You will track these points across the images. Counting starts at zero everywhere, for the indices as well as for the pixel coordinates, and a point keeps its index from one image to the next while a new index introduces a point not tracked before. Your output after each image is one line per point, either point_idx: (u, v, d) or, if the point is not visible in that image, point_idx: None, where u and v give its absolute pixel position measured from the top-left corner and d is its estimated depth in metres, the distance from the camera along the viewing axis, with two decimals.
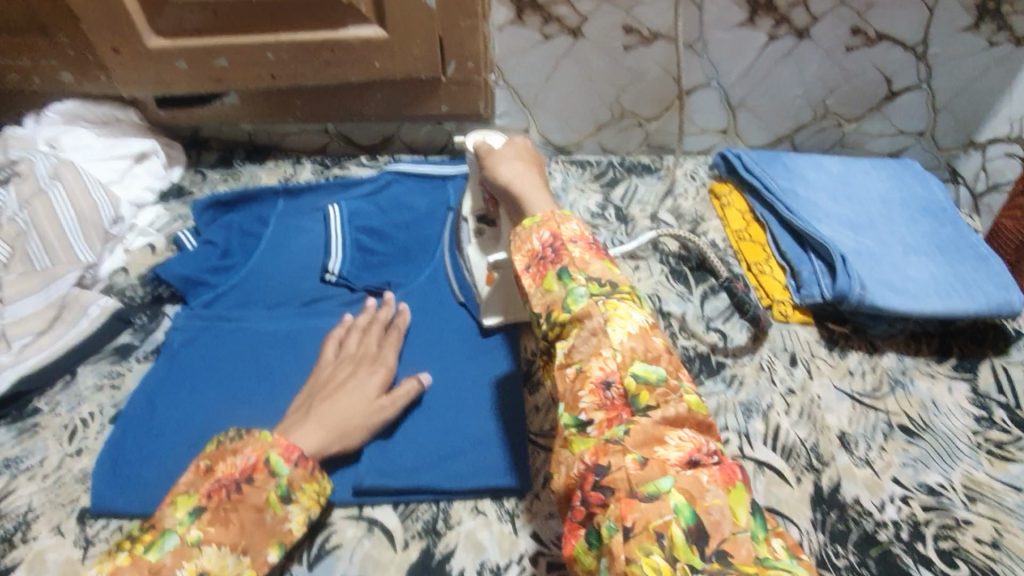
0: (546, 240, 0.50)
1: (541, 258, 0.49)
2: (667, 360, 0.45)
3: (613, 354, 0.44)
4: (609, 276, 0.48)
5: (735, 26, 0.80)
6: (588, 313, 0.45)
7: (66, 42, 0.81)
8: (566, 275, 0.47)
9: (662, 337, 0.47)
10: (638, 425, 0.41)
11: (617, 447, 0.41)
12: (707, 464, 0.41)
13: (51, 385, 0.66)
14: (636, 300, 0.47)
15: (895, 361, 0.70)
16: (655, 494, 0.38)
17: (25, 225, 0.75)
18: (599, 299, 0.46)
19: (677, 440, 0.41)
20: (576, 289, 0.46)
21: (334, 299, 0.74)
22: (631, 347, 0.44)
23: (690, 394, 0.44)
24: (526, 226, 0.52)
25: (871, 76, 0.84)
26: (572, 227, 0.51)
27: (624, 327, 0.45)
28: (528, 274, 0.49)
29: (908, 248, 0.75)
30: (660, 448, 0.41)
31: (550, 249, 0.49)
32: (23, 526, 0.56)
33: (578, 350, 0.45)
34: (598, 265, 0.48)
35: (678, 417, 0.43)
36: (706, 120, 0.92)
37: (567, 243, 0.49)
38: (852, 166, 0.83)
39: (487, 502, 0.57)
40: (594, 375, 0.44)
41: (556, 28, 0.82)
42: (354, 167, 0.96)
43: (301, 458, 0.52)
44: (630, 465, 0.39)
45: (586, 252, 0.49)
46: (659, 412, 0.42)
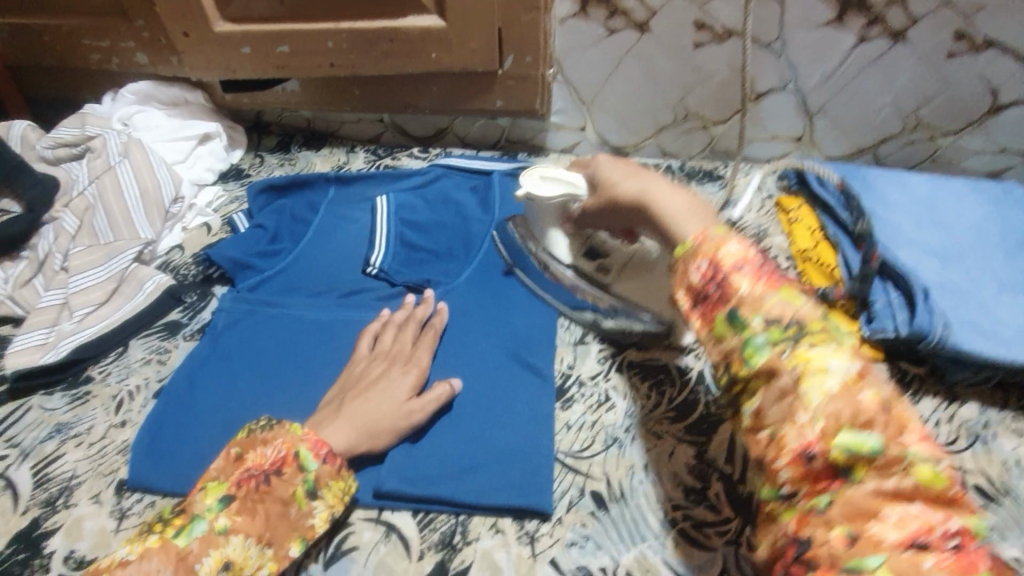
0: (707, 273, 0.43)
1: (704, 295, 0.43)
2: (884, 422, 0.36)
3: (811, 420, 0.37)
4: (792, 314, 0.40)
5: (821, 26, 0.73)
6: (774, 369, 0.39)
7: (142, 25, 0.84)
8: (739, 319, 0.41)
9: (875, 390, 0.38)
10: (847, 497, 0.35)
11: (819, 519, 0.36)
12: (938, 548, 0.33)
13: (105, 355, 0.69)
14: (832, 341, 0.39)
15: (976, 413, 0.63)
16: (862, 573, 0.33)
17: (93, 200, 0.79)
18: (785, 348, 0.39)
19: (898, 516, 0.34)
20: (754, 337, 0.40)
21: (372, 292, 0.73)
22: (835, 411, 0.36)
23: (920, 462, 0.35)
24: (681, 257, 0.46)
25: (972, 87, 0.74)
26: (734, 248, 0.44)
27: (822, 384, 0.37)
28: (694, 314, 0.44)
29: (1004, 285, 0.66)
30: (876, 525, 0.34)
31: (713, 283, 0.43)
32: (66, 491, 0.59)
33: (768, 412, 0.38)
34: (776, 299, 0.41)
35: (902, 490, 0.35)
36: (780, 127, 0.84)
37: (732, 274, 0.42)
38: (943, 188, 0.75)
39: (507, 521, 0.55)
40: (791, 445, 0.37)
41: (622, 22, 0.77)
42: (406, 159, 0.94)
43: (329, 455, 0.52)
44: (835, 541, 0.34)
45: (757, 283, 0.42)
46: (876, 484, 0.35)
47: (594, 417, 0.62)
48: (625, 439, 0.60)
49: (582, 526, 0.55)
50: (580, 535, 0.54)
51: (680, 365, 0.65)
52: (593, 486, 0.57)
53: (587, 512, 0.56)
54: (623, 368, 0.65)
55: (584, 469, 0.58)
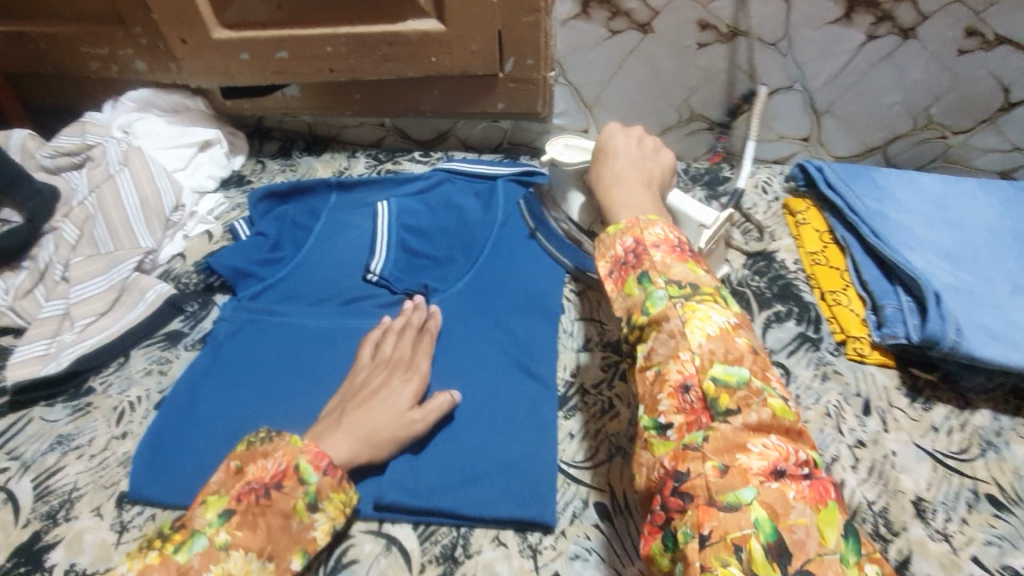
0: (629, 246, 0.50)
1: (623, 263, 0.49)
2: (751, 361, 0.43)
3: (691, 358, 0.43)
4: (691, 279, 0.46)
5: (828, 24, 0.71)
6: (666, 316, 0.44)
7: (140, 32, 0.83)
8: (647, 279, 0.47)
9: (747, 338, 0.44)
10: (718, 432, 0.40)
11: (695, 453, 0.40)
12: (795, 476, 0.38)
13: (106, 365, 0.69)
14: (719, 301, 0.45)
15: (989, 420, 0.61)
16: (736, 504, 0.37)
17: (94, 209, 0.79)
18: (678, 302, 0.45)
19: (761, 448, 0.39)
20: (655, 292, 0.46)
21: (373, 299, 0.72)
22: (710, 349, 0.42)
23: (775, 398, 0.41)
24: (610, 232, 0.52)
25: (985, 84, 0.72)
26: (656, 231, 0.50)
27: (703, 329, 0.43)
28: (610, 279, 0.50)
29: (1018, 287, 0.64)
30: (742, 455, 0.39)
31: (632, 254, 0.49)
32: (67, 503, 0.59)
33: (657, 353, 0.44)
34: (681, 268, 0.47)
35: (762, 423, 0.40)
36: (787, 127, 0.83)
37: (650, 247, 0.48)
38: (956, 187, 0.73)
39: (510, 534, 0.55)
40: (672, 379, 0.43)
41: (624, 22, 0.76)
42: (407, 163, 0.93)
43: (330, 466, 0.51)
44: (709, 473, 0.38)
45: (669, 256, 0.48)
46: (741, 417, 0.40)
47: (598, 426, 0.61)
48: (629, 449, 0.59)
49: (586, 538, 0.54)
50: (583, 547, 0.53)
51: None
52: (597, 497, 0.56)
53: (590, 524, 0.55)
54: (628, 375, 0.64)
55: (588, 479, 0.58)
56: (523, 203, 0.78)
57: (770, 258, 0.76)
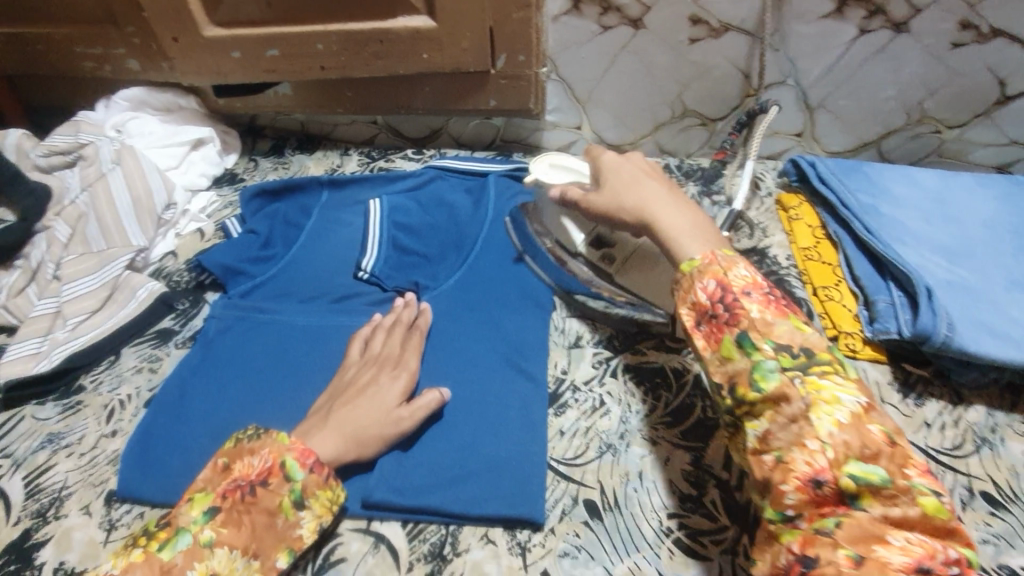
0: (712, 291, 0.49)
1: (712, 315, 0.48)
2: (889, 456, 0.42)
3: (822, 448, 0.42)
4: (800, 342, 0.46)
5: (821, 19, 0.71)
6: (783, 395, 0.44)
7: (132, 31, 0.83)
8: (750, 344, 0.46)
9: (881, 424, 0.43)
10: (855, 521, 0.41)
11: (825, 540, 0.40)
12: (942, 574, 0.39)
13: (96, 363, 0.69)
14: (841, 372, 0.45)
15: (984, 416, 0.61)
16: None
17: (86, 208, 0.79)
18: (797, 377, 0.44)
19: (902, 542, 0.40)
20: (765, 363, 0.45)
21: (364, 297, 0.72)
22: (844, 441, 0.42)
23: (928, 495, 0.41)
24: (685, 273, 0.51)
25: (979, 77, 0.72)
26: (741, 273, 0.49)
27: (833, 416, 0.42)
28: (700, 333, 0.49)
29: (1013, 282, 0.64)
30: (881, 547, 0.39)
31: (721, 304, 0.48)
32: (57, 501, 0.59)
33: (776, 437, 0.44)
34: (785, 327, 0.46)
35: (906, 518, 0.41)
36: (780, 122, 0.82)
37: (741, 296, 0.47)
38: (951, 182, 0.72)
39: (498, 531, 0.54)
40: (799, 470, 0.42)
41: (615, 18, 0.75)
42: (399, 161, 0.93)
43: (316, 464, 0.51)
44: (842, 561, 0.39)
45: (765, 310, 0.47)
46: (881, 511, 0.41)
47: (588, 423, 0.61)
48: (619, 446, 0.59)
49: (574, 535, 0.54)
50: (572, 545, 0.53)
51: (676, 369, 0.63)
52: (586, 495, 0.56)
53: (580, 521, 0.55)
54: (618, 372, 0.64)
55: (578, 476, 0.57)
56: (506, 220, 0.76)
57: (763, 254, 0.76)
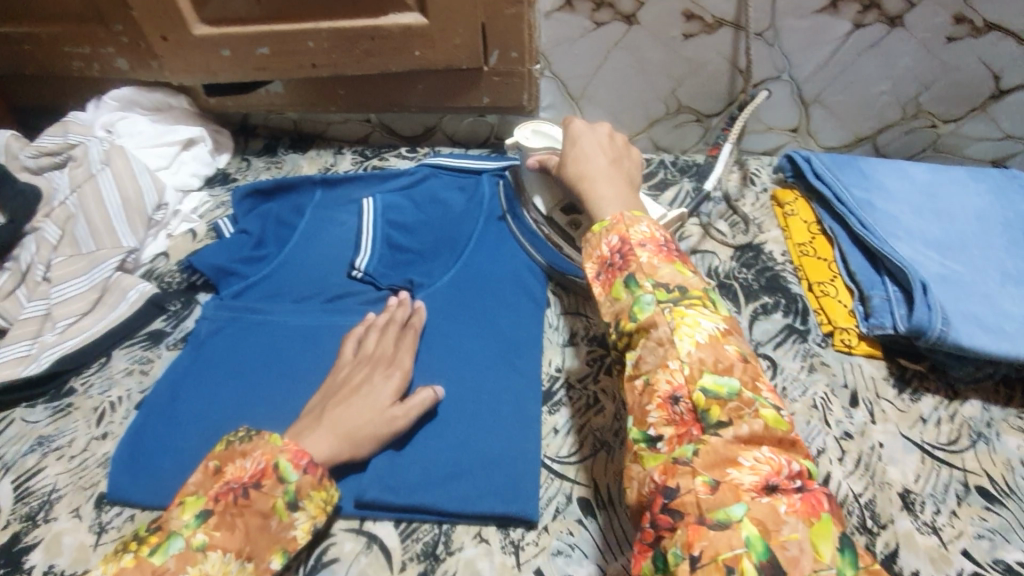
0: (615, 245, 0.48)
1: (609, 264, 0.48)
2: (741, 370, 0.41)
3: (680, 367, 0.41)
4: (680, 282, 0.45)
5: (814, 13, 0.70)
6: (654, 323, 0.43)
7: (121, 30, 0.82)
8: (634, 283, 0.45)
9: (737, 344, 0.43)
10: (709, 446, 0.39)
11: (686, 469, 0.38)
12: (786, 490, 0.37)
13: (86, 366, 0.69)
14: (708, 305, 0.44)
15: (979, 411, 0.61)
16: (725, 522, 0.35)
17: (75, 210, 0.78)
18: (667, 307, 0.43)
19: (752, 462, 0.38)
20: (643, 297, 0.44)
21: (358, 296, 0.72)
22: (700, 358, 0.41)
23: (766, 408, 0.40)
24: (595, 231, 0.50)
25: (974, 71, 0.72)
26: (642, 229, 0.48)
27: (692, 336, 0.42)
28: (598, 281, 0.48)
29: (1007, 276, 0.64)
30: (734, 470, 0.38)
31: (618, 254, 0.47)
32: (47, 505, 0.59)
33: (646, 362, 0.43)
34: (668, 270, 0.45)
35: (753, 435, 0.39)
36: (775, 118, 0.82)
37: (635, 247, 0.47)
38: (945, 176, 0.72)
39: (492, 530, 0.54)
40: (661, 389, 0.42)
41: (608, 14, 0.75)
42: (393, 159, 0.92)
43: (310, 465, 0.50)
44: (699, 489, 0.37)
45: (656, 256, 0.46)
46: (733, 430, 0.39)
47: (582, 421, 0.60)
48: (614, 443, 0.58)
49: (569, 534, 0.53)
50: (566, 543, 0.53)
51: None
52: (581, 493, 0.56)
53: (574, 519, 0.54)
54: (613, 369, 0.64)
55: (572, 475, 0.57)
56: (500, 188, 0.78)
57: (757, 249, 0.75)
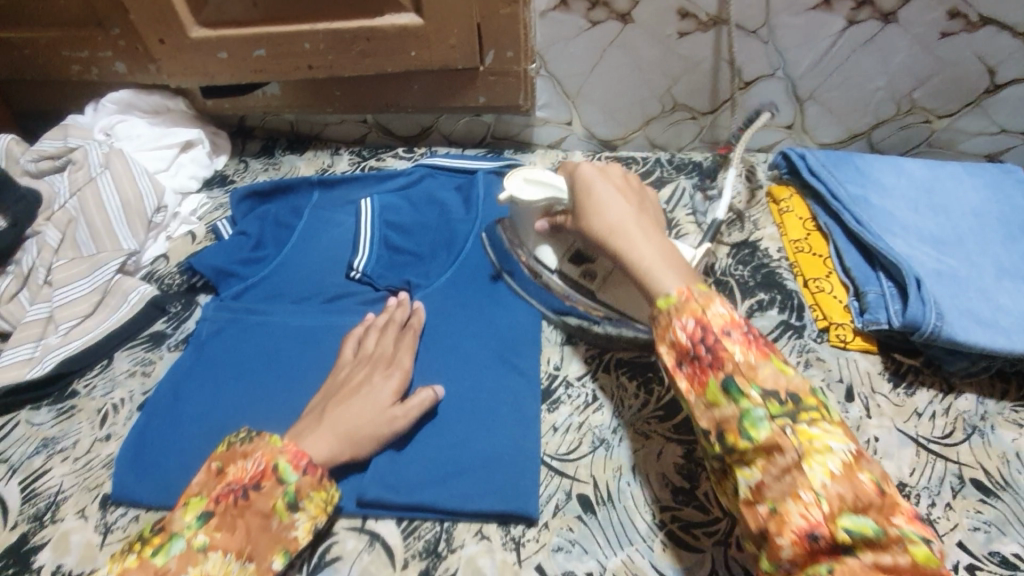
0: (693, 331, 0.47)
1: (695, 357, 0.46)
2: (880, 505, 0.40)
3: (815, 499, 0.40)
4: (786, 388, 0.44)
5: (808, 10, 0.71)
6: (775, 444, 0.42)
7: (118, 33, 0.83)
8: (738, 391, 0.44)
9: (870, 472, 0.42)
10: (846, 566, 0.39)
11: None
12: None
13: (90, 368, 0.69)
14: (827, 418, 0.43)
15: (974, 404, 0.61)
16: None
17: (75, 212, 0.78)
18: (787, 426, 0.42)
19: None
20: (754, 410, 0.43)
21: (357, 296, 0.72)
22: (837, 493, 0.40)
23: (915, 543, 0.39)
24: (663, 309, 0.49)
25: (968, 67, 0.72)
26: (719, 309, 0.47)
27: (825, 465, 0.41)
28: (684, 377, 0.47)
29: (1002, 270, 0.64)
30: None
31: (704, 345, 0.46)
32: (53, 505, 0.59)
33: (769, 488, 0.42)
34: (768, 371, 0.45)
35: (898, 567, 0.38)
36: (770, 115, 0.82)
37: (726, 341, 0.45)
38: (940, 172, 0.72)
39: (492, 527, 0.55)
40: (795, 523, 0.40)
41: (604, 13, 0.75)
42: (391, 159, 0.93)
43: (309, 465, 0.51)
44: None
45: (748, 352, 0.46)
46: (872, 557, 0.39)
47: (580, 419, 0.61)
48: (612, 441, 0.59)
49: (568, 530, 0.54)
50: (566, 539, 0.53)
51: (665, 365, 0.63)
52: (580, 489, 0.56)
53: (573, 516, 0.55)
54: (611, 367, 0.64)
55: (571, 472, 0.58)
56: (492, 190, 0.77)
57: (754, 246, 0.76)
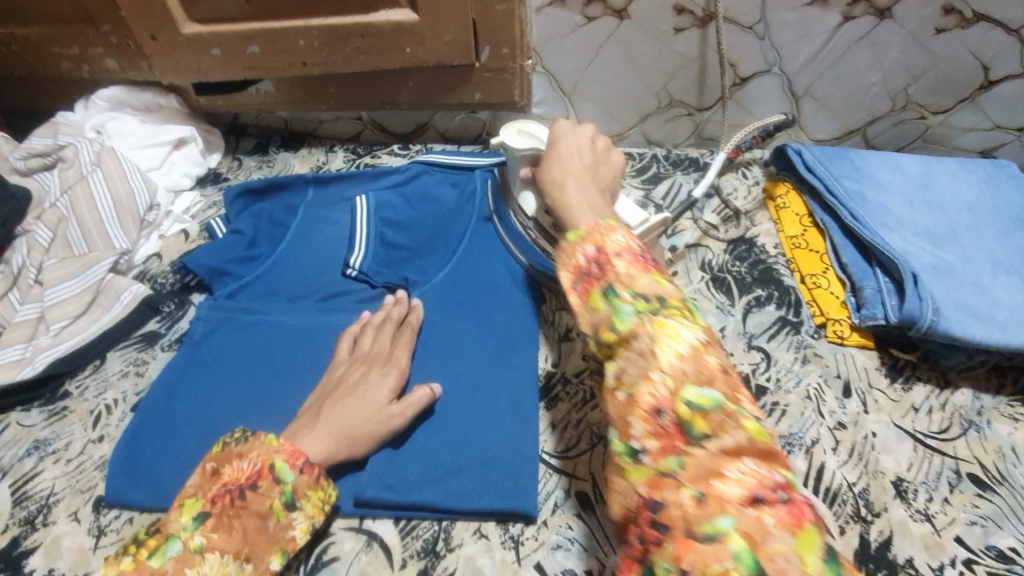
0: (592, 254, 0.44)
1: (586, 274, 0.44)
2: (724, 382, 0.38)
3: (662, 378, 0.37)
4: (658, 291, 0.42)
5: (804, 6, 0.70)
6: (635, 334, 0.39)
7: (108, 30, 0.82)
8: (613, 292, 0.41)
9: (717, 356, 0.39)
10: (693, 458, 0.35)
11: (670, 480, 0.35)
12: (773, 501, 0.34)
13: (81, 369, 0.68)
14: (688, 315, 0.40)
15: (970, 399, 0.62)
16: (714, 536, 0.32)
17: (66, 211, 0.77)
18: (647, 317, 0.40)
19: (737, 474, 0.34)
20: (622, 307, 0.40)
21: (353, 295, 0.72)
22: (682, 370, 0.37)
23: (750, 420, 0.37)
24: (570, 239, 0.46)
25: (963, 63, 0.72)
26: (618, 239, 0.45)
27: (673, 347, 0.38)
28: (574, 291, 0.44)
29: (996, 265, 0.64)
30: (718, 482, 0.34)
31: (595, 264, 0.44)
32: (45, 509, 0.59)
33: (626, 373, 0.39)
34: (646, 279, 0.42)
35: (737, 448, 0.35)
36: (766, 111, 0.82)
37: (611, 257, 0.43)
38: (935, 167, 0.73)
39: (491, 526, 0.54)
40: (645, 402, 0.37)
41: (599, 9, 0.75)
42: (386, 156, 0.92)
43: (306, 464, 0.50)
44: (686, 502, 0.34)
45: (632, 266, 0.43)
46: (716, 442, 0.35)
47: (579, 416, 0.61)
48: (610, 437, 0.59)
49: (567, 528, 0.54)
50: (566, 537, 0.53)
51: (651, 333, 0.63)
52: (579, 487, 0.56)
53: (572, 513, 0.55)
54: None
55: (570, 469, 0.57)
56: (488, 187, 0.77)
57: (750, 241, 0.76)
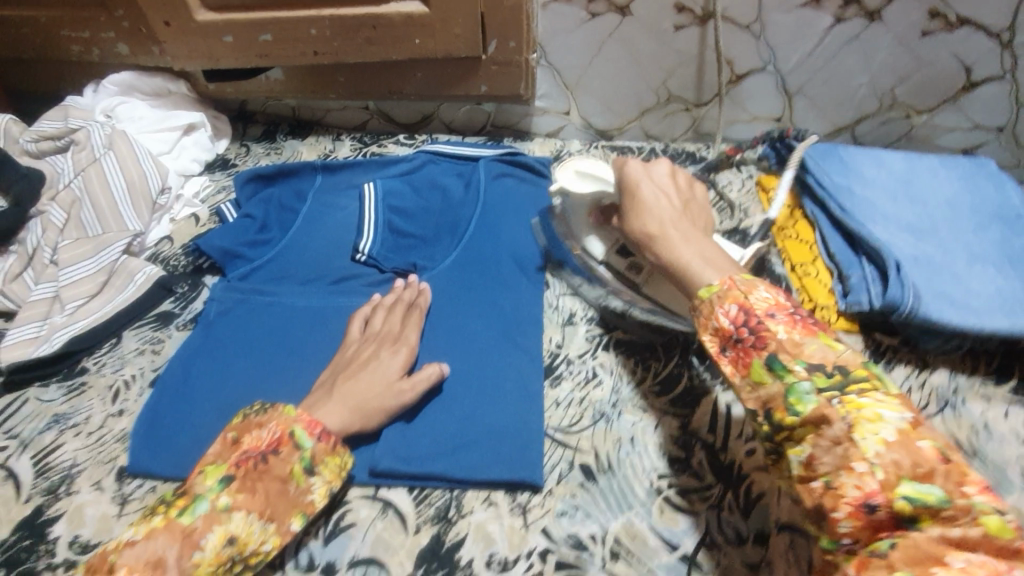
0: (736, 316, 0.45)
1: (736, 339, 0.45)
2: (945, 473, 0.37)
3: (870, 470, 0.38)
4: (834, 359, 0.42)
5: (799, 7, 0.73)
6: (824, 418, 0.40)
7: (121, 15, 0.83)
8: (781, 366, 0.42)
9: (932, 439, 0.38)
10: (907, 539, 0.37)
11: (880, 563, 0.37)
12: None
13: (99, 346, 0.70)
14: (880, 388, 0.41)
15: (946, 379, 0.66)
16: None
17: (80, 193, 0.79)
18: (834, 397, 0.40)
19: (964, 563, 0.35)
20: (800, 385, 0.41)
21: (363, 278, 0.74)
22: (893, 460, 0.37)
23: (989, 514, 0.36)
24: (704, 298, 0.47)
25: (946, 64, 0.76)
26: (763, 294, 0.45)
27: (877, 434, 0.38)
28: (726, 359, 0.46)
29: (974, 257, 0.68)
30: (939, 568, 0.35)
31: (745, 328, 0.44)
32: (67, 479, 0.61)
33: (822, 461, 0.40)
34: (816, 345, 0.42)
35: (966, 539, 0.36)
36: (759, 108, 0.86)
37: (764, 318, 0.44)
38: (918, 164, 0.76)
39: (500, 494, 0.58)
40: (850, 496, 0.38)
41: (604, 5, 0.77)
42: (392, 145, 0.95)
43: (323, 433, 0.53)
44: None
45: (793, 329, 0.43)
46: (938, 530, 0.36)
47: (582, 394, 0.64)
48: (611, 413, 0.62)
49: (571, 496, 0.57)
50: (570, 505, 0.57)
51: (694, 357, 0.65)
52: (582, 459, 0.59)
53: (576, 484, 0.58)
54: (609, 345, 0.67)
55: (573, 442, 0.61)
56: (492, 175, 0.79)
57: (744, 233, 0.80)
